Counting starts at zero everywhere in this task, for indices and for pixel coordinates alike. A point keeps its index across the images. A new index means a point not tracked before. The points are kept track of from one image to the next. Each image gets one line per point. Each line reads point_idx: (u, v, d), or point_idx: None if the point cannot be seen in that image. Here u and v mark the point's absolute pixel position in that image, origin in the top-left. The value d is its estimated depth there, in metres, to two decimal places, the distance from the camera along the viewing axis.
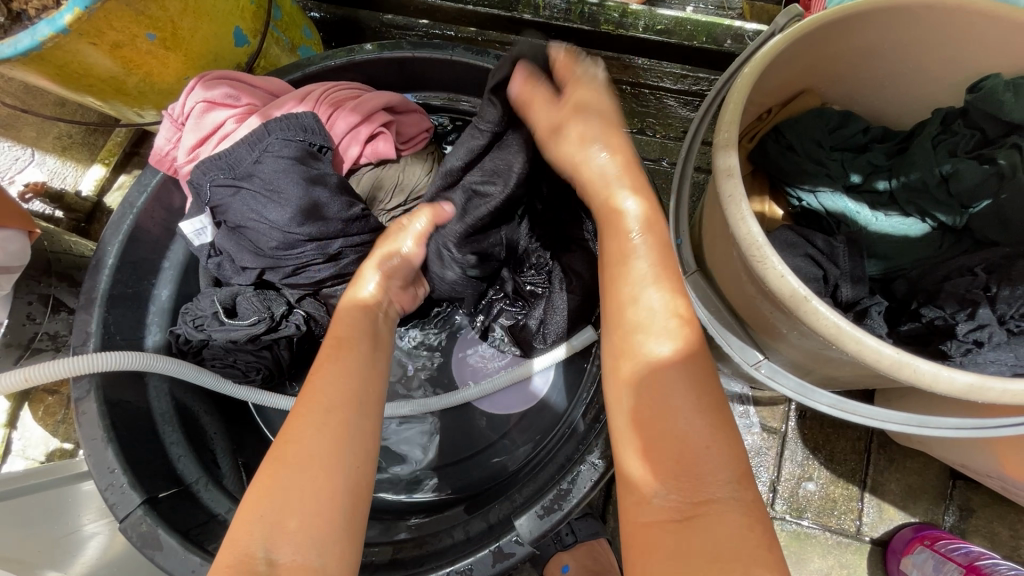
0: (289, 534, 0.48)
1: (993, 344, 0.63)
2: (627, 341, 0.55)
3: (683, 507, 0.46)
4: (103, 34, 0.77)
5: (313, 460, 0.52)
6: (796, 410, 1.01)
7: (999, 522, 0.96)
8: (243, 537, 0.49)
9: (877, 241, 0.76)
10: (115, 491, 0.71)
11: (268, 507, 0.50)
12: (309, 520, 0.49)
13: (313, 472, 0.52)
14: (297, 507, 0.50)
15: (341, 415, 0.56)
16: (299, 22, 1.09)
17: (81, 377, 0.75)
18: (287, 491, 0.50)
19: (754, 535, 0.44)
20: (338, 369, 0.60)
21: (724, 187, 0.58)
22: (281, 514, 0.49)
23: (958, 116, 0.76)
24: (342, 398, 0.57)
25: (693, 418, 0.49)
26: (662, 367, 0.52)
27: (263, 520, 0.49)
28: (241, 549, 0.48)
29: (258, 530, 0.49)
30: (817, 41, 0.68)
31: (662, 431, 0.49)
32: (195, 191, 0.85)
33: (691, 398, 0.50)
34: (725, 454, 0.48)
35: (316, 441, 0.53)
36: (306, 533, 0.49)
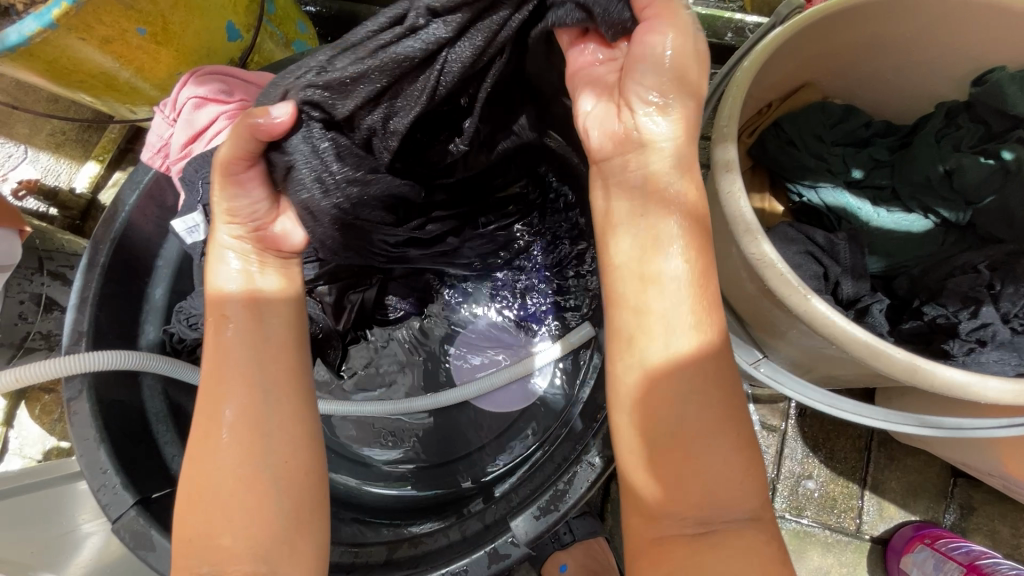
0: (226, 548, 0.51)
1: (996, 343, 0.62)
2: (642, 351, 0.49)
3: (695, 525, 0.48)
4: (91, 28, 0.76)
5: (230, 474, 0.53)
6: (796, 408, 1.00)
7: (1000, 520, 0.95)
8: (185, 555, 0.52)
9: (878, 238, 0.75)
10: (108, 492, 0.71)
11: (198, 526, 0.52)
12: (241, 530, 0.51)
13: (230, 484, 0.52)
14: (227, 521, 0.52)
15: (243, 417, 0.54)
16: (294, 17, 1.07)
17: (73, 377, 0.74)
18: (208, 510, 0.52)
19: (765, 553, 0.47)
20: (223, 364, 0.56)
21: (722, 183, 0.57)
22: (213, 528, 0.52)
23: (962, 110, 0.74)
24: (242, 395, 0.55)
25: (715, 448, 0.48)
26: (690, 385, 0.48)
27: (197, 537, 0.52)
28: (188, 567, 0.51)
29: (195, 546, 0.52)
30: (819, 33, 0.66)
31: (687, 454, 0.48)
32: (188, 189, 0.84)
33: (717, 423, 0.48)
34: (742, 480, 0.48)
35: (228, 454, 0.53)
36: (241, 542, 0.51)
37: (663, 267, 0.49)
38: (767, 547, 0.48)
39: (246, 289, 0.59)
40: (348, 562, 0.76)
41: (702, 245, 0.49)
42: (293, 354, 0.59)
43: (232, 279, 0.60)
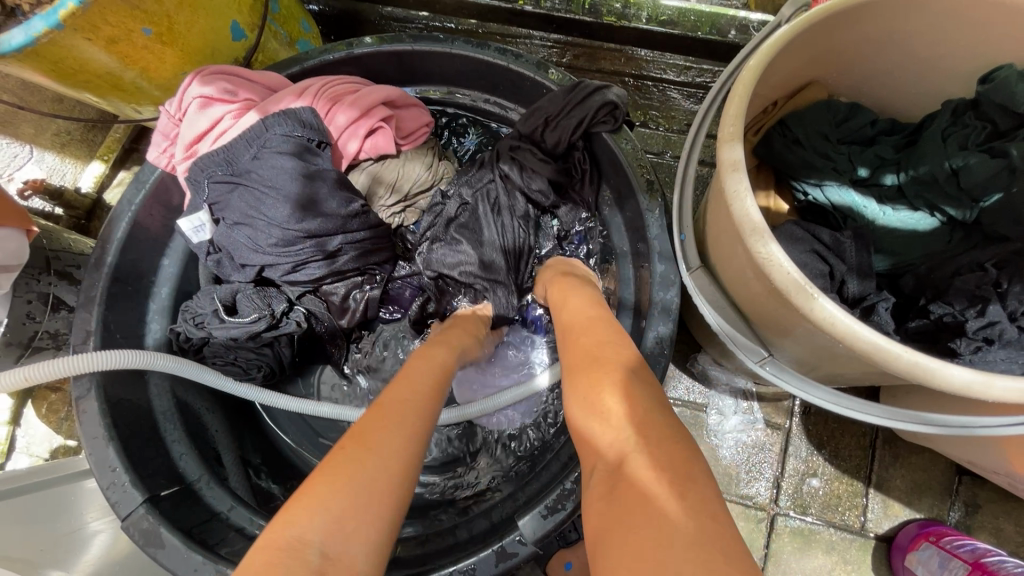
0: (350, 538, 0.44)
1: (1003, 341, 0.62)
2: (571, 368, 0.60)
3: (603, 473, 0.46)
4: (97, 28, 0.76)
5: (385, 468, 0.49)
6: (800, 406, 1.00)
7: (1005, 518, 0.95)
8: (301, 525, 0.43)
9: (884, 236, 0.75)
10: (117, 490, 0.71)
11: (339, 501, 0.45)
12: (370, 536, 0.45)
13: (387, 483, 0.48)
14: (360, 509, 0.45)
15: (416, 434, 0.55)
16: (298, 16, 1.07)
17: (82, 376, 0.75)
18: (359, 496, 0.46)
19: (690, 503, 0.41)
20: (424, 405, 0.60)
21: (729, 182, 0.57)
22: (348, 512, 0.44)
23: (968, 109, 0.74)
24: (422, 431, 0.56)
25: (604, 401, 0.51)
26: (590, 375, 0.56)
27: (330, 514, 0.44)
28: (297, 536, 0.42)
29: (320, 519, 0.44)
30: (825, 31, 0.66)
31: (583, 413, 0.52)
32: (193, 188, 0.84)
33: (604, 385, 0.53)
34: (632, 418, 0.49)
35: (391, 452, 0.51)
36: (366, 546, 0.44)
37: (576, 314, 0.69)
38: (662, 473, 0.43)
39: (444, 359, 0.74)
40: None
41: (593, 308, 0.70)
42: None
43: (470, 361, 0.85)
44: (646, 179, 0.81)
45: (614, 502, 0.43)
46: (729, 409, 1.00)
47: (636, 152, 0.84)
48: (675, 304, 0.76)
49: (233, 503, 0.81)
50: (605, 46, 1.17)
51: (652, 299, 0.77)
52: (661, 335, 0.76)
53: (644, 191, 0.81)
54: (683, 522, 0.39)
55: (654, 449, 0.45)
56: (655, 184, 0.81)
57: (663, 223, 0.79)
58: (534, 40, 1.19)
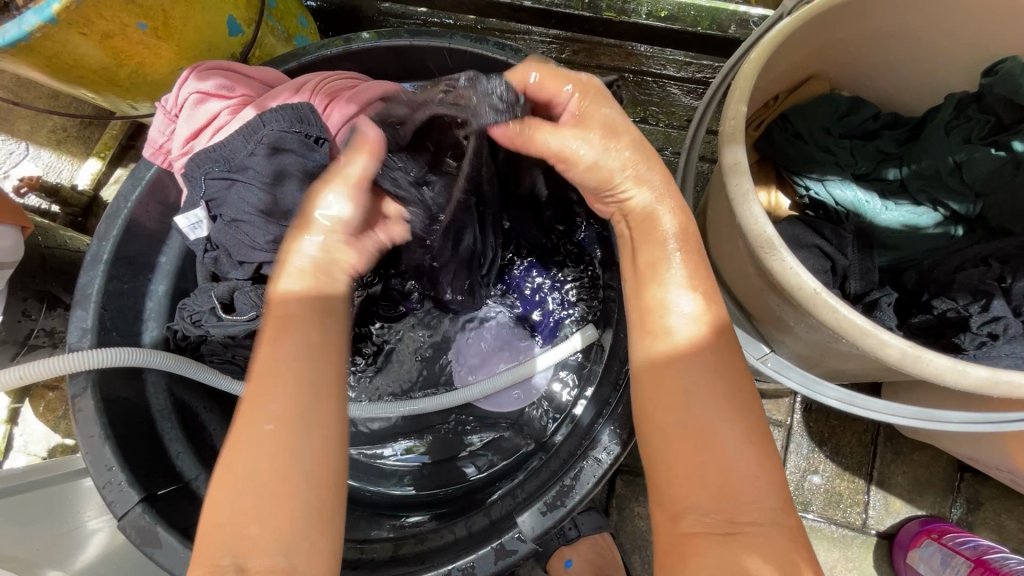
0: (253, 541, 0.49)
1: (1008, 336, 0.61)
2: (663, 343, 0.55)
3: (721, 523, 0.49)
4: (91, 23, 0.76)
5: (264, 464, 0.52)
6: (801, 403, 0.99)
7: (1007, 515, 0.95)
8: (210, 546, 0.50)
9: (886, 233, 0.74)
10: (113, 489, 0.71)
11: (225, 515, 0.50)
12: (271, 523, 0.50)
13: (264, 476, 0.51)
14: (255, 511, 0.50)
15: (291, 413, 0.54)
16: (295, 11, 1.07)
17: (77, 374, 0.74)
18: (247, 501, 0.51)
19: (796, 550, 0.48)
20: (275, 361, 0.56)
21: (730, 179, 0.56)
22: (242, 520, 0.50)
23: (971, 102, 0.73)
24: (288, 389, 0.55)
25: (730, 429, 0.51)
26: (692, 373, 0.53)
27: (224, 526, 0.50)
28: (210, 558, 0.49)
29: (222, 536, 0.50)
30: (827, 23, 0.65)
31: (698, 432, 0.51)
32: (190, 184, 0.83)
33: (721, 404, 0.52)
34: (756, 462, 0.51)
35: (263, 451, 0.52)
36: (270, 536, 0.49)
37: (671, 265, 0.58)
38: (789, 549, 0.48)
39: (302, 289, 0.63)
40: (355, 559, 0.76)
41: (687, 234, 0.61)
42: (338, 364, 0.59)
43: (341, 202, 0.68)
44: None
45: (733, 559, 0.47)
46: None
47: None
48: None
49: None
50: (605, 41, 1.16)
51: None
52: None
53: None
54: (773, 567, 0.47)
55: (784, 517, 0.50)
56: None
57: None
58: (532, 35, 1.17)
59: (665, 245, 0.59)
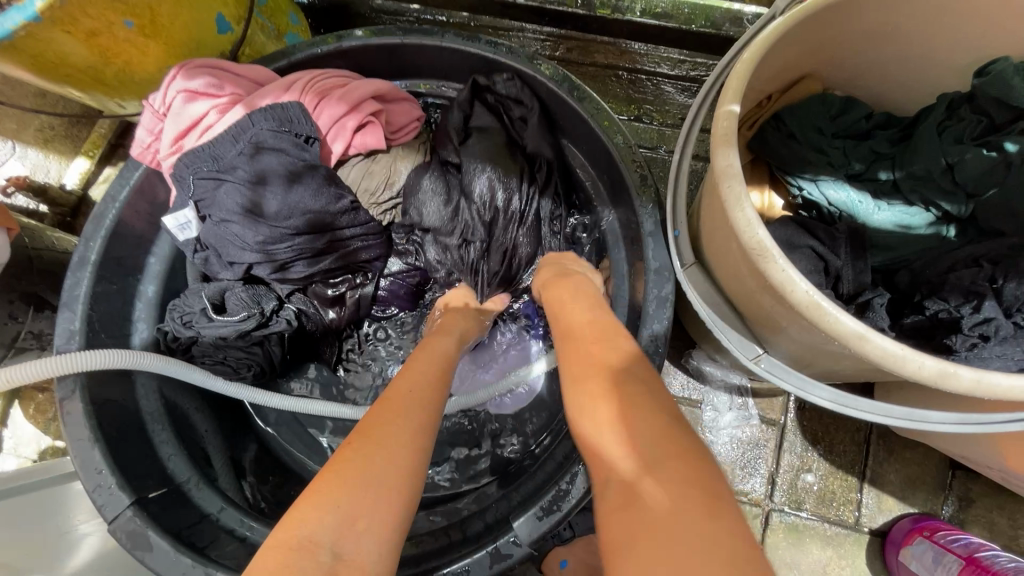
0: (359, 531, 0.43)
1: (999, 338, 0.62)
2: (579, 357, 0.58)
3: (624, 489, 0.43)
4: (77, 21, 0.74)
5: (390, 462, 0.49)
6: (795, 402, 0.99)
7: (998, 512, 0.95)
8: (306, 527, 0.43)
9: (878, 234, 0.74)
10: (103, 492, 0.70)
11: (348, 496, 0.45)
12: (377, 525, 0.45)
13: (399, 470, 0.49)
14: (371, 504, 0.45)
15: (418, 429, 0.54)
16: (285, 8, 1.05)
17: (66, 377, 0.73)
18: (367, 486, 0.46)
19: (703, 508, 0.39)
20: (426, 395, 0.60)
21: (723, 181, 0.56)
22: (357, 508, 0.44)
23: (963, 102, 0.74)
24: (427, 419, 0.56)
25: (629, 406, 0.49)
26: (604, 375, 0.54)
27: (338, 510, 0.44)
28: (308, 534, 0.42)
29: (330, 518, 0.43)
30: (821, 23, 0.65)
31: (596, 420, 0.50)
32: (178, 184, 0.82)
33: (624, 395, 0.50)
34: (657, 428, 0.46)
35: (401, 455, 0.50)
36: (378, 532, 0.44)
37: (581, 310, 0.68)
38: (701, 503, 0.39)
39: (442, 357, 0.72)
40: None
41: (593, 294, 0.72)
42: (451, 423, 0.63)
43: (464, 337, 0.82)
44: (640, 174, 0.81)
45: (642, 527, 0.39)
46: (723, 405, 0.99)
47: (629, 147, 0.82)
48: (670, 297, 0.75)
49: (223, 504, 0.79)
50: (598, 39, 1.16)
51: (646, 297, 0.77)
52: (655, 333, 0.75)
53: (637, 188, 0.80)
54: (684, 530, 0.38)
55: (692, 471, 0.43)
56: (649, 180, 0.80)
57: (657, 218, 0.78)
58: (526, 32, 1.17)
59: (571, 281, 0.75)
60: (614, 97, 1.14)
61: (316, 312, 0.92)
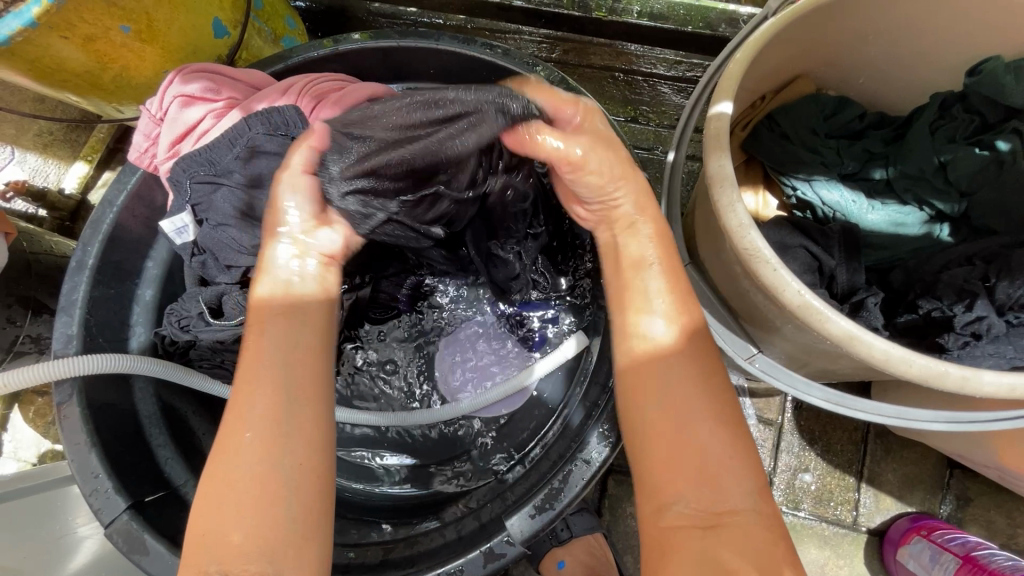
0: (236, 549, 0.50)
1: (991, 336, 0.61)
2: (636, 342, 0.56)
3: (705, 517, 0.50)
4: (73, 27, 0.75)
5: (246, 476, 0.51)
6: (792, 402, 1.00)
7: (996, 511, 0.95)
8: (197, 554, 0.50)
9: (871, 234, 0.74)
10: (100, 497, 0.70)
11: (210, 524, 0.51)
12: (253, 535, 0.50)
13: (252, 483, 0.51)
14: (239, 521, 0.50)
15: (270, 423, 0.53)
16: (282, 12, 1.05)
17: (63, 381, 0.73)
18: (229, 504, 0.51)
19: (773, 546, 0.49)
20: (258, 362, 0.56)
21: (716, 183, 0.56)
22: (225, 531, 0.50)
23: (956, 101, 0.75)
24: (270, 394, 0.54)
25: (712, 436, 0.51)
26: (670, 376, 0.53)
27: (211, 536, 0.50)
28: (198, 564, 0.50)
29: (207, 545, 0.50)
30: (811, 24, 0.65)
31: (678, 438, 0.51)
32: (175, 189, 0.82)
33: (706, 415, 0.52)
34: (744, 462, 0.51)
35: (253, 460, 0.52)
36: (253, 546, 0.49)
37: (646, 277, 0.59)
38: (776, 542, 0.49)
39: (280, 293, 0.61)
40: (344, 563, 0.75)
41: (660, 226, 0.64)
42: (320, 361, 0.58)
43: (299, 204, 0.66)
44: None
45: (722, 556, 0.47)
46: None
47: None
48: None
49: None
50: (594, 40, 1.16)
51: None
52: None
53: None
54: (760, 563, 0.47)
55: (767, 511, 0.51)
56: None
57: None
58: (523, 35, 1.17)
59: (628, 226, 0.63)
60: (610, 99, 1.14)
61: None
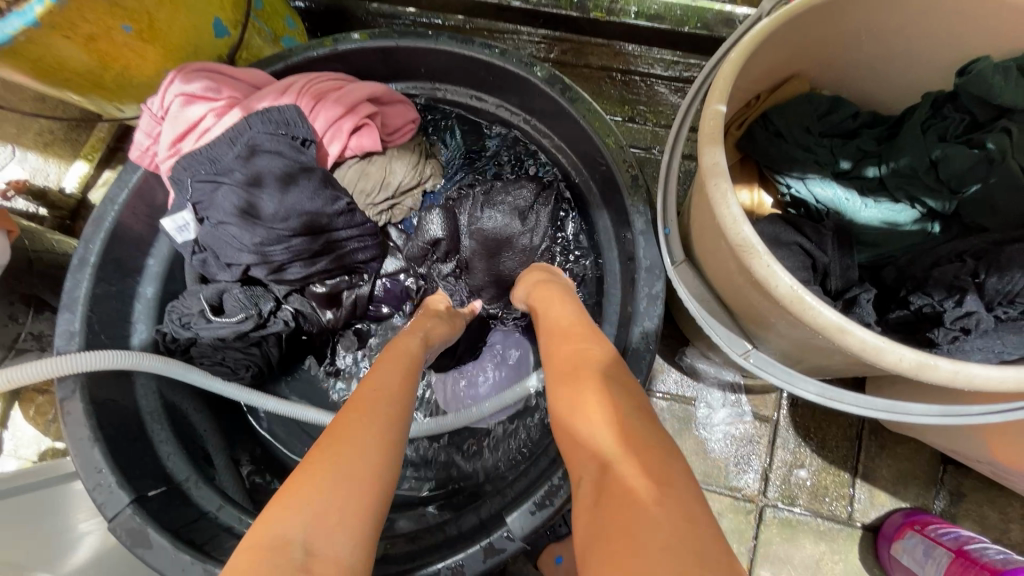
0: (332, 529, 0.43)
1: (980, 331, 0.62)
2: (561, 363, 0.59)
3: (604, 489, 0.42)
4: (75, 26, 0.76)
5: (363, 462, 0.48)
6: (787, 399, 1.01)
7: (989, 506, 0.96)
8: (281, 525, 0.42)
9: (864, 231, 0.76)
10: (103, 491, 0.71)
11: (318, 494, 0.44)
12: (352, 518, 0.44)
13: (371, 471, 0.48)
14: (344, 503, 0.44)
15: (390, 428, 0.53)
16: (282, 13, 1.06)
17: (65, 377, 0.74)
18: (337, 483, 0.45)
19: (678, 510, 0.39)
20: (395, 387, 0.60)
21: (710, 180, 0.57)
22: (329, 506, 0.44)
23: (947, 100, 0.75)
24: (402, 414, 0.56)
25: (616, 416, 0.48)
26: (590, 379, 0.54)
27: (307, 507, 0.43)
28: (279, 534, 0.42)
29: (302, 518, 0.43)
30: (806, 24, 0.66)
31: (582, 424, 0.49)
32: (176, 186, 0.83)
33: (613, 406, 0.49)
34: (644, 433, 0.46)
35: (373, 449, 0.50)
36: (349, 531, 0.43)
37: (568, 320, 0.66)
38: (684, 510, 0.39)
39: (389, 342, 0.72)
40: None
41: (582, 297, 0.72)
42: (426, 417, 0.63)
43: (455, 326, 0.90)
44: (631, 173, 0.81)
45: (618, 521, 0.39)
46: (717, 402, 1.00)
47: (621, 147, 0.83)
48: (661, 295, 0.77)
49: (221, 502, 0.81)
50: (592, 41, 1.17)
51: (637, 295, 0.78)
52: (646, 329, 0.76)
53: (629, 188, 0.81)
54: (667, 530, 0.37)
55: (676, 477, 0.42)
56: (640, 179, 0.81)
57: (648, 217, 0.79)
58: (521, 36, 1.18)
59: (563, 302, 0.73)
60: (608, 99, 1.16)
61: (313, 313, 0.94)
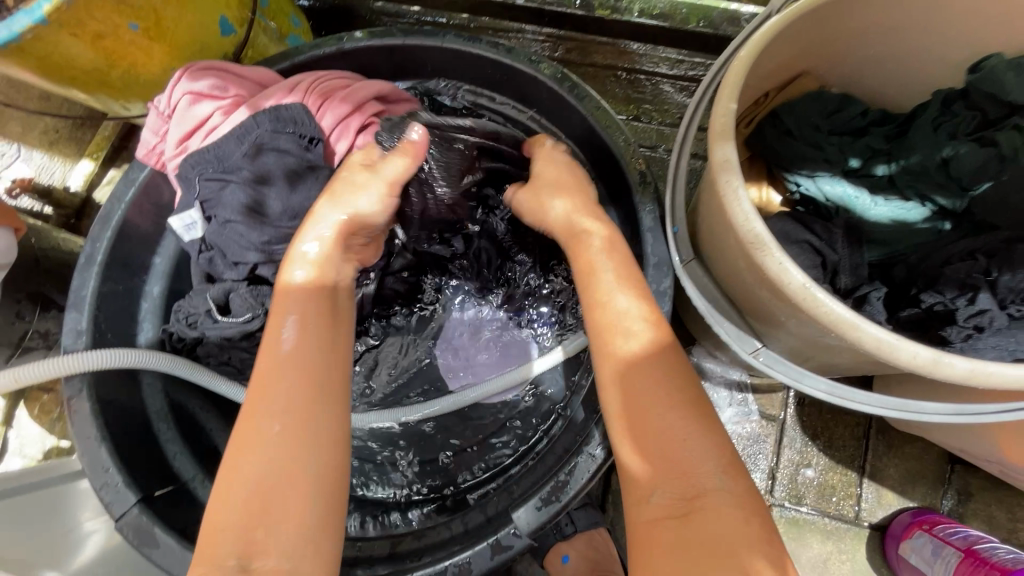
0: (259, 543, 0.50)
1: (994, 329, 0.62)
2: (609, 346, 0.60)
3: (681, 503, 0.51)
4: (82, 24, 0.76)
5: (271, 470, 0.53)
6: (794, 398, 1.00)
7: (997, 506, 0.96)
8: (212, 550, 0.50)
9: (876, 228, 0.75)
10: (110, 490, 0.71)
11: (233, 515, 0.52)
12: (280, 526, 0.51)
13: (280, 475, 0.53)
14: (264, 516, 0.51)
15: (295, 420, 0.56)
16: (287, 11, 1.06)
17: (73, 376, 0.74)
18: (253, 499, 0.52)
19: (746, 525, 0.50)
20: (292, 358, 0.59)
21: (721, 178, 0.57)
22: (249, 526, 0.51)
23: (958, 98, 0.75)
24: (299, 393, 0.57)
25: (676, 426, 0.54)
26: (642, 376, 0.57)
27: (230, 529, 0.51)
28: (217, 558, 0.49)
29: (228, 538, 0.50)
30: (815, 22, 0.66)
31: (647, 433, 0.55)
32: (183, 184, 0.83)
33: (677, 417, 0.55)
34: (709, 448, 0.53)
35: (275, 452, 0.54)
36: (281, 539, 0.51)
37: (602, 274, 0.66)
38: (750, 522, 0.50)
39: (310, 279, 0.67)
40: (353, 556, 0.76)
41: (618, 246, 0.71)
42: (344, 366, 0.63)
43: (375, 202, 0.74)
44: (639, 171, 0.82)
45: (694, 538, 0.49)
46: (723, 401, 1.00)
47: (629, 145, 0.83)
48: (670, 292, 0.75)
49: None
50: (597, 39, 1.17)
51: None
52: None
53: (637, 186, 0.81)
54: (737, 542, 0.48)
55: (741, 493, 0.52)
56: (648, 178, 0.81)
57: (656, 215, 0.79)
58: (525, 34, 1.18)
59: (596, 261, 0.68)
60: (613, 97, 1.15)
61: None
